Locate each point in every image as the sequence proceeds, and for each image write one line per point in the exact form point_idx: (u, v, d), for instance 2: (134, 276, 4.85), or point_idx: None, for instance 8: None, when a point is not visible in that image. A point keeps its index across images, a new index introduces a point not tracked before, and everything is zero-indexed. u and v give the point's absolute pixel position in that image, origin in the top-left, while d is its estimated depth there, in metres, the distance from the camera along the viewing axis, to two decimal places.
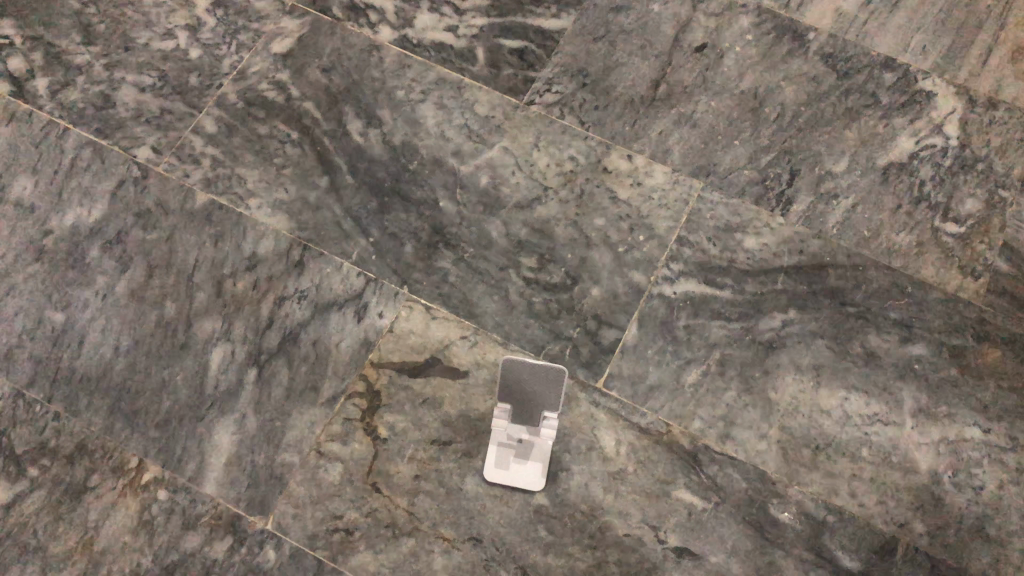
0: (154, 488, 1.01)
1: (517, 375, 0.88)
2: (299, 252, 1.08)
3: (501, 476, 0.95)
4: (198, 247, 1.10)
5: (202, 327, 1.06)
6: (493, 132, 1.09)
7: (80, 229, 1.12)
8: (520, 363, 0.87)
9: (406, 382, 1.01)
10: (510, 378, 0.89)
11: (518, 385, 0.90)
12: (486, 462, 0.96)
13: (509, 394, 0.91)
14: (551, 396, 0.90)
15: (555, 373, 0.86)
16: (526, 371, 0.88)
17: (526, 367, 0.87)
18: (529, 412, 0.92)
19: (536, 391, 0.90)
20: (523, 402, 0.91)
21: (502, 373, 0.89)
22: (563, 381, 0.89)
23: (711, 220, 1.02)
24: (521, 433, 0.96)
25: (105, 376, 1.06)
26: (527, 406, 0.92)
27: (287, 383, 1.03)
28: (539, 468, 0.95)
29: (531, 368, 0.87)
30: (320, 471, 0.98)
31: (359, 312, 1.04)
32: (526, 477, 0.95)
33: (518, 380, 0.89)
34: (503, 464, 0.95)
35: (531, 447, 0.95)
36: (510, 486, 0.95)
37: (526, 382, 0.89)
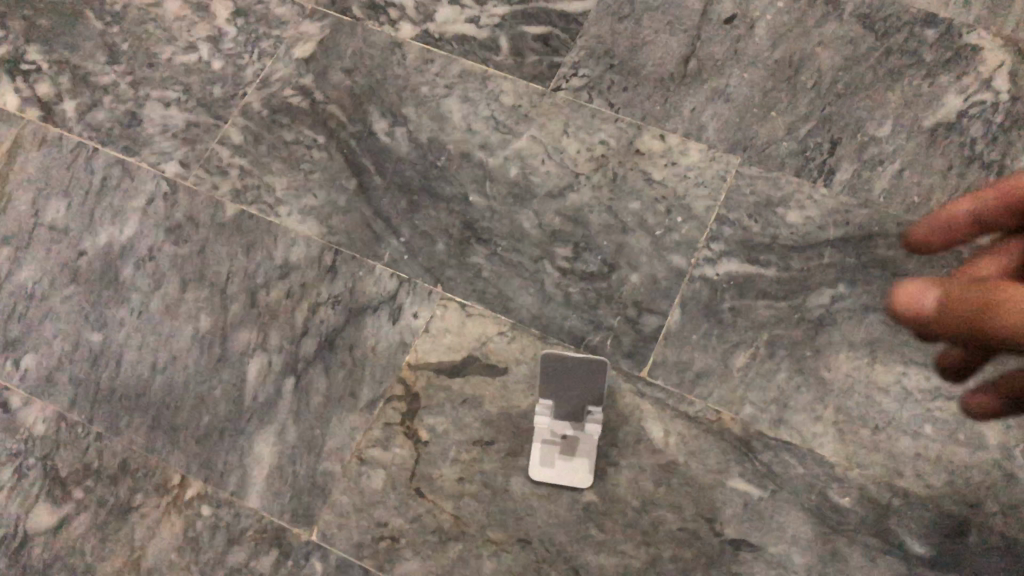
0: (196, 504, 1.00)
1: (560, 367, 0.83)
2: (331, 257, 1.06)
3: (548, 475, 0.91)
4: (230, 258, 1.09)
5: (238, 338, 1.06)
6: (519, 121, 1.06)
7: (115, 249, 1.13)
8: (564, 356, 0.81)
9: (444, 382, 0.98)
10: (552, 372, 0.83)
11: (562, 376, 0.84)
12: (532, 460, 0.93)
13: (551, 386, 0.85)
14: (595, 386, 0.85)
15: (597, 364, 0.81)
16: (569, 362, 0.82)
17: (571, 359, 0.81)
18: (574, 402, 0.88)
19: (579, 380, 0.84)
20: (566, 391, 0.87)
21: (543, 366, 0.83)
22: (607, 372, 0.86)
23: (751, 196, 0.97)
24: (567, 429, 0.92)
25: (145, 393, 1.06)
26: (571, 395, 0.87)
27: (325, 390, 1.01)
28: (587, 465, 0.91)
29: (575, 360, 0.81)
30: (363, 478, 0.96)
31: (394, 313, 1.02)
32: (573, 475, 0.91)
33: (560, 373, 0.83)
34: (550, 462, 0.92)
35: (577, 443, 0.92)
36: (558, 484, 0.91)
37: (569, 374, 0.83)
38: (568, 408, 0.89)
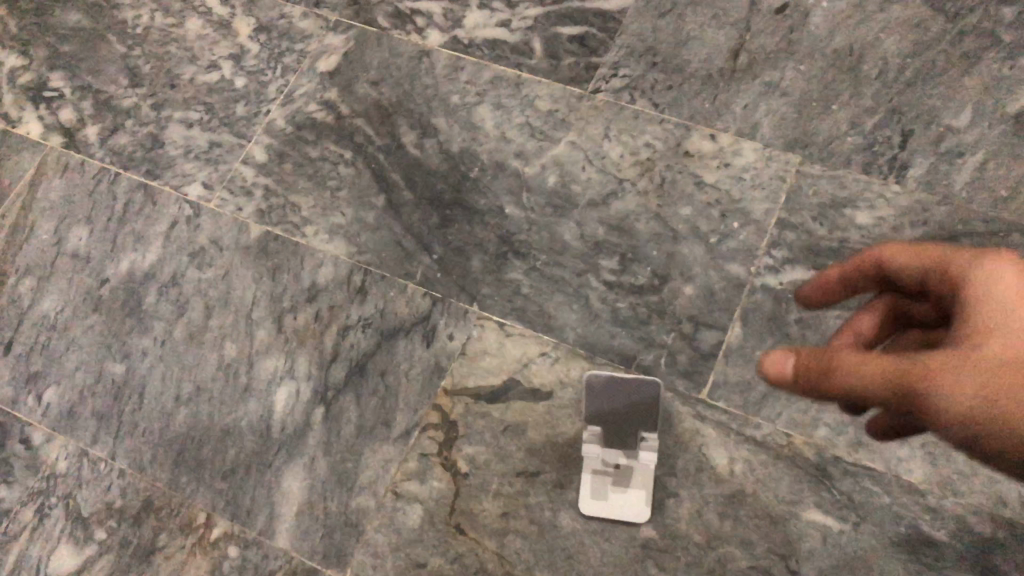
0: (223, 545, 0.94)
1: (607, 389, 0.73)
2: (360, 277, 1.00)
3: (600, 510, 0.83)
4: (256, 282, 1.03)
5: (265, 366, 0.99)
6: (556, 127, 0.99)
7: (138, 276, 1.08)
8: (612, 377, 0.71)
9: (484, 408, 0.91)
10: (597, 394, 0.74)
11: (611, 400, 0.75)
12: (581, 493, 0.84)
13: (597, 411, 0.76)
14: (647, 410, 0.75)
15: (650, 387, 0.72)
16: (619, 384, 0.72)
17: (622, 379, 0.72)
18: (625, 429, 0.79)
19: (629, 405, 0.75)
20: (613, 417, 0.77)
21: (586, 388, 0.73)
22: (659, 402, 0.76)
23: (814, 196, 0.88)
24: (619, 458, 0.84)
25: (168, 426, 1.00)
26: (622, 422, 0.78)
27: (358, 420, 0.94)
28: (642, 497, 0.83)
29: (627, 381, 0.72)
30: (398, 514, 0.89)
31: (428, 336, 0.95)
32: (628, 510, 0.83)
33: (608, 396, 0.74)
34: (601, 496, 0.83)
35: (631, 473, 0.84)
36: (611, 519, 0.83)
37: (618, 397, 0.74)
38: (617, 437, 0.80)
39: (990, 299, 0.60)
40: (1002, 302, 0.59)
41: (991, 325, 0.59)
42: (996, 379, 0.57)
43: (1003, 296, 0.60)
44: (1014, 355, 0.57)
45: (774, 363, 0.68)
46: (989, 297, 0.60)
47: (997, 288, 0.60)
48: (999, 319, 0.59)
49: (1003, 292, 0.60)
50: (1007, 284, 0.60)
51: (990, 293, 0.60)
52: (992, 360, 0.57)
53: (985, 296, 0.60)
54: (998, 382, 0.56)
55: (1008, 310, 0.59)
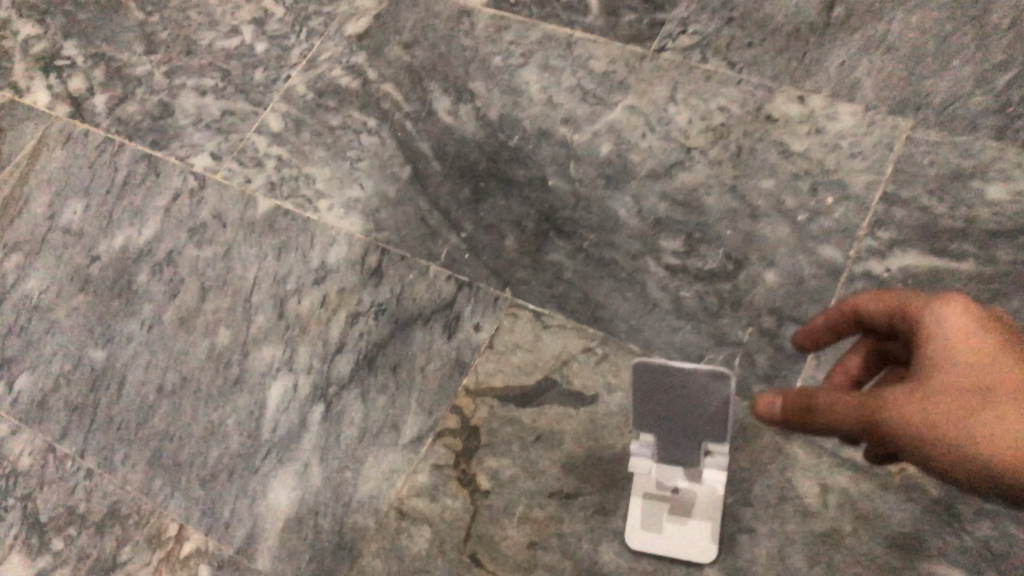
0: (193, 564, 0.79)
1: (663, 387, 0.58)
2: (377, 257, 0.85)
3: (658, 545, 0.66)
4: (259, 261, 0.90)
5: (261, 356, 0.85)
6: (613, 89, 0.84)
7: (132, 253, 0.96)
8: (670, 366, 0.57)
9: (513, 414, 0.74)
10: (649, 394, 0.59)
11: (666, 404, 0.60)
12: (632, 522, 0.67)
13: (649, 420, 0.61)
14: (711, 422, 0.60)
15: (718, 383, 0.57)
16: (679, 378, 0.57)
17: (683, 371, 0.57)
18: (683, 447, 0.63)
19: (689, 413, 0.60)
20: (670, 431, 0.62)
21: (636, 382, 0.59)
22: (727, 393, 0.58)
23: (931, 167, 0.71)
24: (679, 480, 0.67)
25: (146, 422, 0.86)
26: (681, 437, 0.62)
27: (362, 421, 0.79)
28: (706, 531, 0.66)
29: (690, 375, 0.57)
30: (402, 538, 0.73)
31: (451, 326, 0.80)
32: (693, 546, 0.66)
33: (663, 397, 0.59)
34: (658, 526, 0.67)
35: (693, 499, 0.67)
36: (665, 556, 0.66)
37: (677, 400, 0.59)
38: (676, 455, 0.64)
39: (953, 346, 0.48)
40: (963, 345, 0.48)
41: (949, 368, 0.48)
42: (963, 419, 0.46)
43: (959, 336, 0.48)
44: (975, 392, 0.47)
45: (761, 404, 0.57)
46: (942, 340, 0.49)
47: (949, 327, 0.49)
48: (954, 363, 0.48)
49: (958, 330, 0.48)
50: (964, 323, 0.48)
51: (942, 333, 0.49)
52: (954, 402, 0.47)
53: (938, 338, 0.49)
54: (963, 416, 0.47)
55: (963, 349, 0.48)
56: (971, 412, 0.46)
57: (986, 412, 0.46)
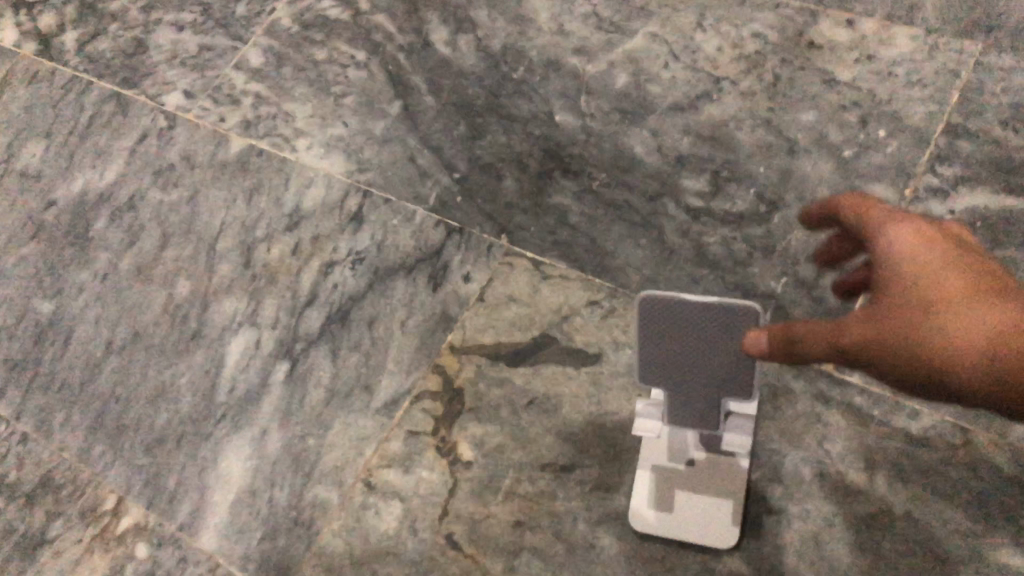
0: (131, 541, 0.68)
1: (676, 324, 0.48)
2: (356, 200, 0.75)
3: (667, 527, 0.55)
4: (227, 205, 0.80)
5: (222, 309, 0.75)
6: (633, 16, 0.74)
7: (90, 198, 0.86)
8: (684, 299, 0.46)
9: (502, 374, 0.64)
10: (659, 332, 0.48)
11: (680, 346, 0.49)
12: (636, 499, 0.56)
13: (658, 364, 0.50)
14: (734, 366, 0.49)
15: (745, 322, 0.46)
16: (696, 314, 0.47)
17: (700, 305, 0.46)
18: (701, 399, 0.52)
19: (708, 356, 0.49)
20: (684, 379, 0.51)
21: (642, 319, 0.48)
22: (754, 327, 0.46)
23: (1003, 97, 0.61)
24: (694, 450, 0.57)
25: (91, 382, 0.76)
26: (699, 387, 0.51)
27: (330, 382, 0.68)
28: (727, 513, 0.54)
29: (708, 311, 0.46)
30: (368, 514, 0.62)
31: (436, 276, 0.69)
32: (710, 528, 0.54)
33: (678, 337, 0.48)
34: (668, 505, 0.55)
35: (711, 476, 0.56)
36: (675, 542, 0.55)
37: (694, 341, 0.48)
38: (692, 409, 0.53)
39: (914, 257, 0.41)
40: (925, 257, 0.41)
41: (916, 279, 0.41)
42: (936, 334, 0.39)
43: (909, 247, 0.41)
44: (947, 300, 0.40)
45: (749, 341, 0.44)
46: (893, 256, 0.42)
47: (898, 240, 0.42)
48: (911, 278, 0.41)
49: (910, 241, 0.42)
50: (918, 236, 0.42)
51: (890, 247, 0.42)
52: (921, 317, 0.40)
53: (895, 254, 0.42)
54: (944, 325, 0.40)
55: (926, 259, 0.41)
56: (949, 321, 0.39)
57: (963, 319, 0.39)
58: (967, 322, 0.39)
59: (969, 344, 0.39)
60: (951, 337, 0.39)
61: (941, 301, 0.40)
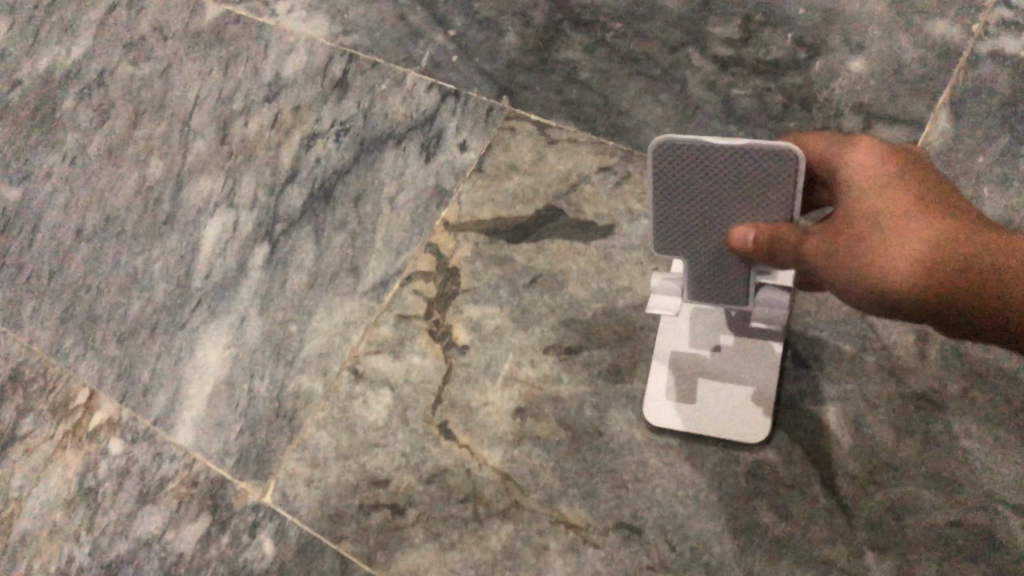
0: (103, 438, 0.63)
1: (698, 179, 0.40)
2: (341, 66, 0.67)
3: (695, 419, 0.49)
4: (202, 78, 0.72)
5: (197, 189, 0.68)
6: None
7: (55, 75, 0.78)
8: (709, 144, 0.39)
9: (502, 252, 0.57)
10: (678, 184, 0.41)
11: (701, 204, 0.42)
12: (658, 391, 0.50)
13: (676, 229, 0.43)
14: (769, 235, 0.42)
15: (785, 170, 0.39)
16: (722, 164, 0.40)
17: (728, 150, 0.39)
18: (727, 272, 0.45)
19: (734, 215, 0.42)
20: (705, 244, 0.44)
21: (658, 170, 0.41)
22: (794, 173, 0.39)
23: None
24: (721, 335, 0.50)
25: (60, 271, 0.70)
26: (723, 257, 0.44)
27: (314, 263, 0.62)
28: (757, 405, 0.48)
29: (735, 156, 0.39)
30: (355, 405, 0.56)
31: (428, 146, 0.62)
32: (744, 419, 0.48)
33: (699, 193, 0.41)
34: (695, 395, 0.49)
35: (740, 364, 0.49)
36: (698, 437, 0.49)
37: (720, 197, 0.41)
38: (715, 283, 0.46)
39: (876, 176, 0.39)
40: (884, 173, 0.39)
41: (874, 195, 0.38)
42: (881, 243, 0.37)
43: (858, 163, 0.40)
44: (910, 209, 0.37)
45: (733, 234, 0.40)
46: (847, 177, 0.40)
47: (853, 159, 0.40)
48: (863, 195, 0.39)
49: (863, 161, 0.39)
50: (876, 156, 0.40)
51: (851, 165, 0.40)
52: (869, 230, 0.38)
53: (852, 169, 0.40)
54: (908, 232, 0.37)
55: (884, 178, 0.39)
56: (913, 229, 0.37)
57: (926, 224, 0.37)
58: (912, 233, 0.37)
59: (913, 252, 0.36)
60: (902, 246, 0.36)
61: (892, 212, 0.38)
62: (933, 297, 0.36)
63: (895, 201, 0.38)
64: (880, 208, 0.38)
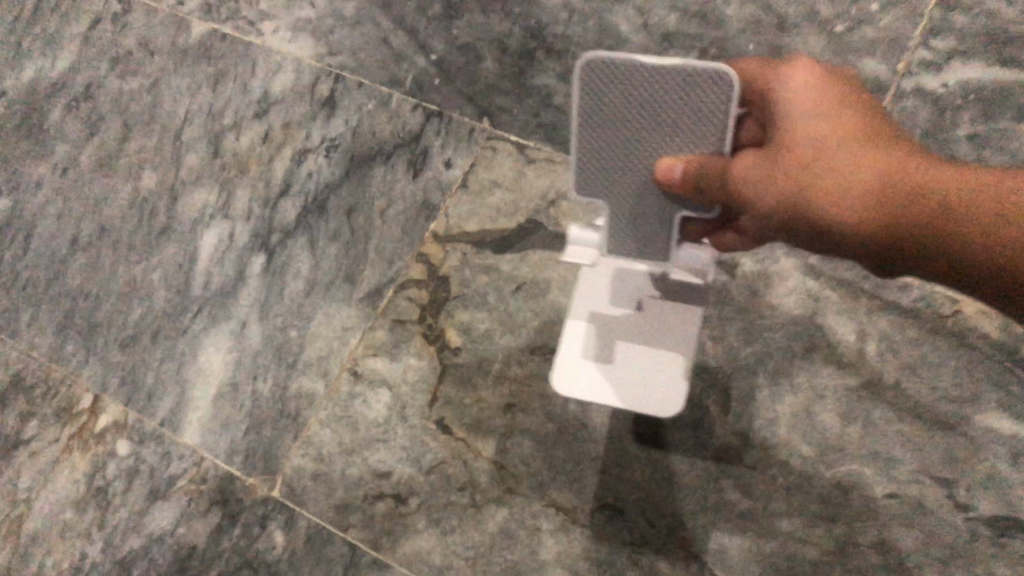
0: (109, 439, 0.66)
1: (630, 102, 0.44)
2: (329, 85, 0.72)
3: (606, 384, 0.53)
4: (191, 94, 0.76)
5: (192, 201, 0.72)
6: None
7: (43, 88, 0.81)
8: (641, 63, 0.42)
9: (489, 262, 0.63)
10: (612, 106, 0.44)
11: (634, 131, 0.45)
12: (576, 351, 0.54)
13: (608, 159, 0.47)
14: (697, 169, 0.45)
15: (714, 94, 0.42)
16: (654, 87, 0.43)
17: (660, 71, 0.42)
18: (648, 219, 0.49)
19: (666, 145, 0.45)
20: (631, 181, 0.47)
21: (590, 94, 0.44)
22: (722, 95, 0.42)
23: None
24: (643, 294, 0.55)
25: (56, 281, 0.73)
26: (645, 201, 0.48)
27: (310, 272, 0.66)
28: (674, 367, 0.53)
29: (669, 78, 0.42)
30: (356, 404, 0.61)
31: (416, 163, 0.67)
32: (651, 390, 0.53)
33: (631, 118, 0.44)
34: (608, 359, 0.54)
35: (658, 325, 0.54)
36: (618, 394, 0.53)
37: (652, 123, 0.44)
38: (638, 230, 0.49)
39: (821, 103, 0.39)
40: (826, 99, 0.39)
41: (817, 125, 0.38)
42: (825, 172, 0.37)
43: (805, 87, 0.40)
44: (854, 138, 0.38)
45: (663, 167, 0.44)
46: (789, 103, 0.40)
47: (794, 80, 0.40)
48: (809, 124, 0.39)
49: (805, 91, 0.40)
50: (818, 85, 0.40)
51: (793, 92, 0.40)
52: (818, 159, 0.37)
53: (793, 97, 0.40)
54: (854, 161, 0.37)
55: (826, 106, 0.39)
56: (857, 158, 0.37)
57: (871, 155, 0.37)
58: (863, 164, 0.37)
59: (862, 183, 0.36)
60: (843, 174, 0.37)
61: (839, 139, 0.38)
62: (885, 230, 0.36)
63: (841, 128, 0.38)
64: (824, 134, 0.38)
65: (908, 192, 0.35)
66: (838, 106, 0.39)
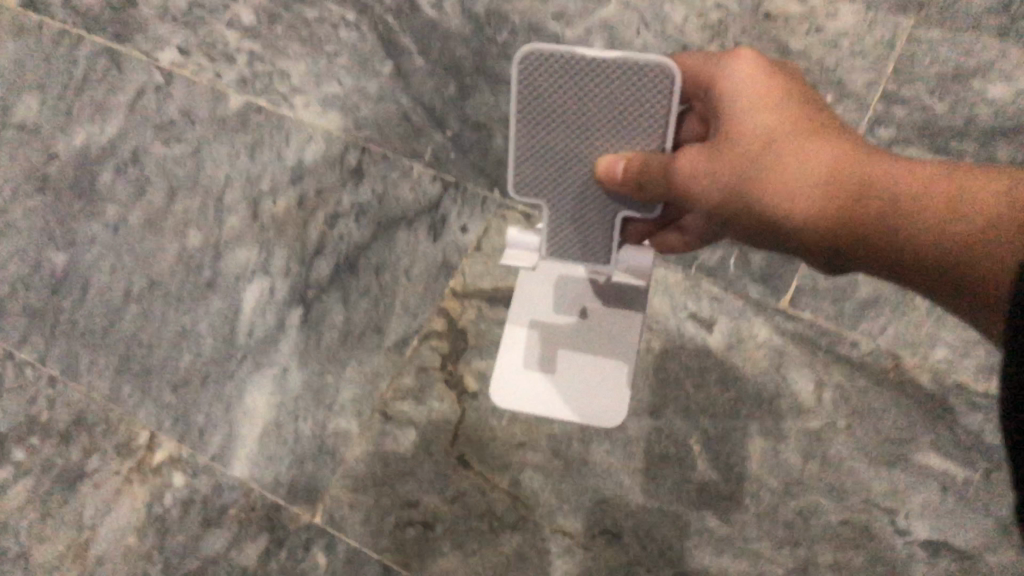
0: (166, 472, 0.76)
1: (579, 92, 0.52)
2: (357, 155, 0.79)
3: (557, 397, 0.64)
4: (232, 160, 0.82)
5: (235, 258, 0.81)
6: None
7: (91, 151, 0.87)
8: (588, 57, 0.50)
9: (502, 316, 0.73)
10: (562, 96, 0.52)
11: (582, 121, 0.53)
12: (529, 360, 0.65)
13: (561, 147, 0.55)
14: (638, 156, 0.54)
15: (650, 83, 0.51)
16: (599, 78, 0.51)
17: (605, 64, 0.51)
18: (592, 214, 0.58)
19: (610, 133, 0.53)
20: (580, 169, 0.56)
21: (543, 83, 0.52)
22: (657, 83, 0.51)
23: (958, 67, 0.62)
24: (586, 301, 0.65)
25: (111, 330, 0.82)
26: (591, 197, 0.57)
27: (344, 324, 0.75)
28: (613, 378, 0.64)
29: (612, 70, 0.51)
30: (387, 441, 0.70)
31: (435, 227, 0.77)
32: (597, 401, 0.64)
33: (579, 107, 0.53)
34: (553, 369, 0.65)
35: (599, 331, 0.65)
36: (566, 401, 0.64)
37: (597, 110, 0.52)
38: (582, 232, 0.60)
39: (762, 100, 0.50)
40: (765, 94, 0.50)
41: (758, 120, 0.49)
42: (777, 172, 0.49)
43: (752, 85, 0.50)
44: (788, 133, 0.49)
45: (605, 162, 0.53)
46: (736, 100, 0.50)
47: (736, 72, 0.51)
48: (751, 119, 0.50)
49: (746, 88, 0.50)
50: (758, 80, 0.50)
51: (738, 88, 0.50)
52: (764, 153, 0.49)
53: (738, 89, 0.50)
54: (787, 155, 0.48)
55: (765, 102, 0.50)
56: (789, 150, 0.48)
57: (803, 148, 0.48)
58: (799, 157, 0.48)
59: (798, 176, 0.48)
60: (782, 168, 0.48)
61: (780, 134, 0.49)
62: (816, 216, 0.48)
63: (785, 130, 0.49)
64: (766, 131, 0.49)
65: (839, 184, 0.47)
66: (777, 101, 0.50)
